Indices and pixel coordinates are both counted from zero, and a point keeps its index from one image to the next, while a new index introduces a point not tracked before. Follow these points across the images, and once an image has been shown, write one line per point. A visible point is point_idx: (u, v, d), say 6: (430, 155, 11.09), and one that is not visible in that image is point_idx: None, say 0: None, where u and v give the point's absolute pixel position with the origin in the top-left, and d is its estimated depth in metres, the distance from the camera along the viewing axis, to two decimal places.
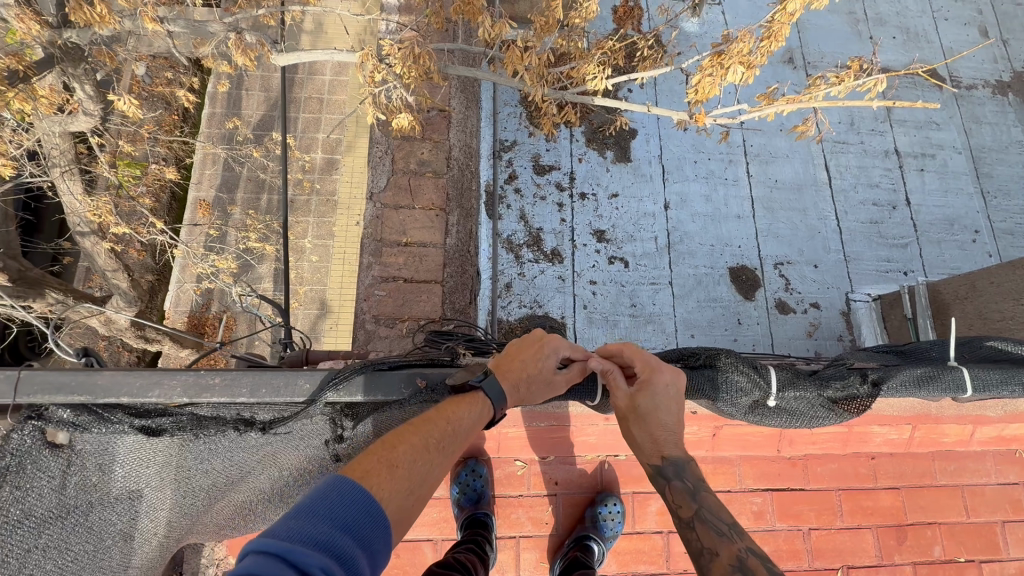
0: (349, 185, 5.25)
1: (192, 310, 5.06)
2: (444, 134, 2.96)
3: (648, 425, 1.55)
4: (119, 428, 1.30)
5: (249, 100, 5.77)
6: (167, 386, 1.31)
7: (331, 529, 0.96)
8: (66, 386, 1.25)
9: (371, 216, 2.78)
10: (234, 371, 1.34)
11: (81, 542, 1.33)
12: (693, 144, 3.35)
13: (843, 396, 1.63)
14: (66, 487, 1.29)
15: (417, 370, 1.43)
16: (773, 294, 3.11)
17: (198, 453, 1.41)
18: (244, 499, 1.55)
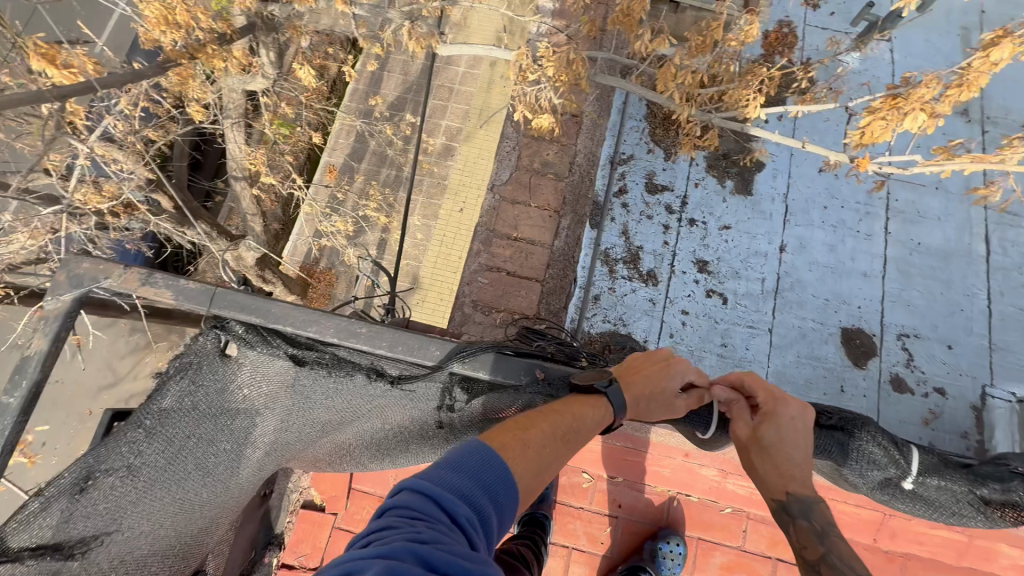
0: (462, 173, 5.49)
1: (304, 261, 5.58)
2: (572, 140, 3.12)
3: (773, 459, 1.49)
4: (276, 351, 1.49)
5: (389, 81, 6.24)
6: (322, 324, 1.49)
7: (473, 485, 1.04)
8: (247, 307, 1.48)
9: (488, 206, 2.99)
10: (378, 324, 1.49)
11: (224, 444, 1.50)
12: (826, 188, 3.07)
13: (999, 499, 1.55)
14: (225, 392, 1.49)
15: (538, 362, 1.48)
16: (889, 367, 2.76)
17: (328, 393, 1.51)
18: (356, 450, 1.61)
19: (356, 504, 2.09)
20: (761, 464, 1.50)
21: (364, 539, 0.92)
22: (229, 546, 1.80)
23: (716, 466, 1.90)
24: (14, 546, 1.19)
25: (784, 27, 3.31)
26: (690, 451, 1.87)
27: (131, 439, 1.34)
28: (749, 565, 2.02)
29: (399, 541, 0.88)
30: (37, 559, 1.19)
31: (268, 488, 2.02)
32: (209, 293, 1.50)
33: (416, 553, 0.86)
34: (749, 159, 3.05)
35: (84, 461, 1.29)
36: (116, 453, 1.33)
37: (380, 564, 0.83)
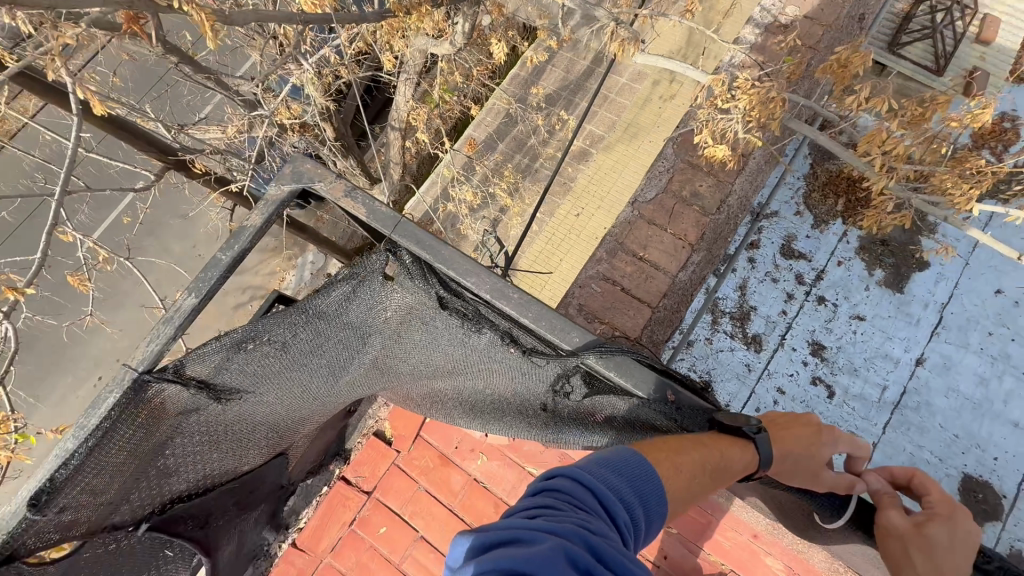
0: (592, 179, 5.47)
1: (423, 217, 5.94)
2: (731, 178, 2.81)
3: (937, 559, 1.28)
4: (430, 290, 1.45)
5: (550, 75, 6.41)
6: (480, 278, 1.40)
7: (633, 495, 1.07)
8: (423, 243, 1.42)
9: (624, 218, 2.90)
10: (528, 295, 1.37)
11: (354, 349, 1.60)
12: (997, 313, 2.64)
13: None
14: (373, 308, 1.53)
15: (671, 382, 1.32)
16: (1011, 538, 2.35)
17: (458, 344, 1.50)
18: (455, 396, 1.65)
19: (419, 451, 2.19)
20: (920, 561, 1.27)
21: (527, 512, 0.97)
22: (309, 440, 1.97)
23: (784, 561, 1.87)
24: (186, 372, 1.39)
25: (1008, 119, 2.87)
26: (759, 533, 1.89)
27: (290, 322, 1.46)
28: None
29: (569, 522, 0.92)
30: (196, 390, 1.40)
31: (353, 406, 2.25)
32: (392, 218, 1.45)
33: (586, 539, 0.89)
34: (912, 254, 2.74)
35: (253, 325, 1.43)
36: (278, 328, 1.46)
37: (554, 540, 0.86)
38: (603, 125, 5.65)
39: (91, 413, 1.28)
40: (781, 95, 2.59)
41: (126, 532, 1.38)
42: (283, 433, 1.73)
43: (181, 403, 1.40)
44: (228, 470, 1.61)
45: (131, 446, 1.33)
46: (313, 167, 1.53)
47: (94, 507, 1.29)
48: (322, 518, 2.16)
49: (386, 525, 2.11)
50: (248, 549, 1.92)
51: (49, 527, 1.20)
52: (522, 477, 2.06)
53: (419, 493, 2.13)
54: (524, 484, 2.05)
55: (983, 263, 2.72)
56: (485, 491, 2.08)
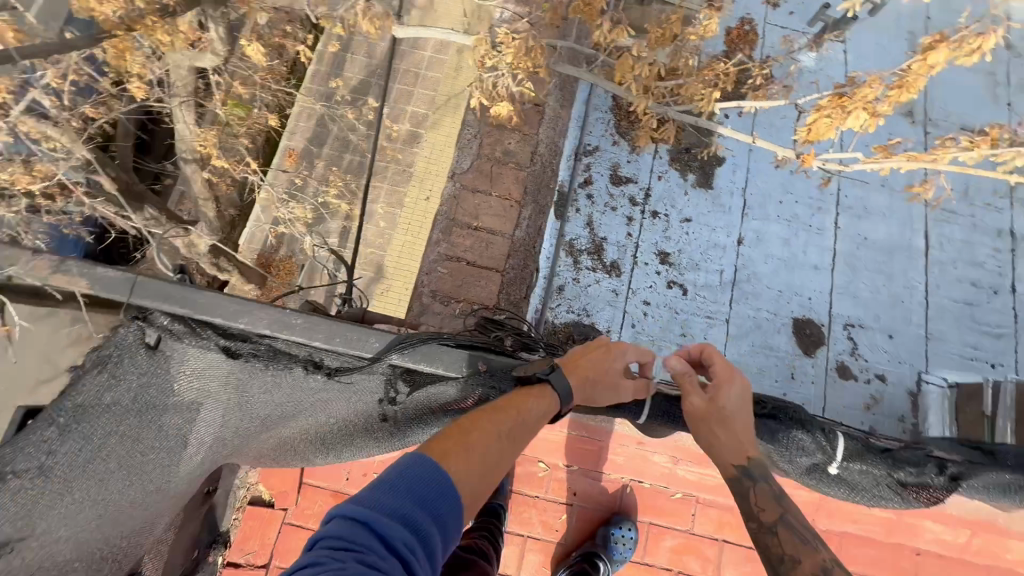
0: (429, 160, 5.34)
1: (263, 249, 5.27)
2: (534, 129, 3.08)
3: (730, 425, 1.52)
4: (207, 344, 1.40)
5: (352, 63, 5.91)
6: (255, 316, 1.40)
7: (411, 505, 1.04)
8: (175, 297, 1.37)
9: (448, 194, 2.94)
10: (317, 315, 1.40)
11: (150, 435, 1.41)
12: (781, 183, 3.16)
13: (914, 481, 1.59)
14: (151, 385, 1.38)
15: (480, 353, 1.44)
16: (836, 355, 2.90)
17: (261, 384, 1.43)
18: (289, 436, 1.54)
19: (308, 497, 2.03)
20: (721, 434, 1.51)
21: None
22: (168, 542, 1.74)
23: (667, 454, 1.96)
24: None
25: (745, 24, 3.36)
26: (642, 438, 1.92)
27: (42, 437, 1.22)
28: (698, 548, 2.09)
29: None
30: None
31: (213, 486, 1.93)
32: (133, 283, 1.37)
33: None
34: (709, 153, 3.11)
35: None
36: (26, 454, 1.21)
37: None
38: (422, 103, 5.48)
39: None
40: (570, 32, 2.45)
41: None
42: (109, 558, 1.49)
43: None
44: None
45: None
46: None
47: None
48: None
49: None
50: None
51: None
52: None
53: None
54: None
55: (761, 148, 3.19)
56: None
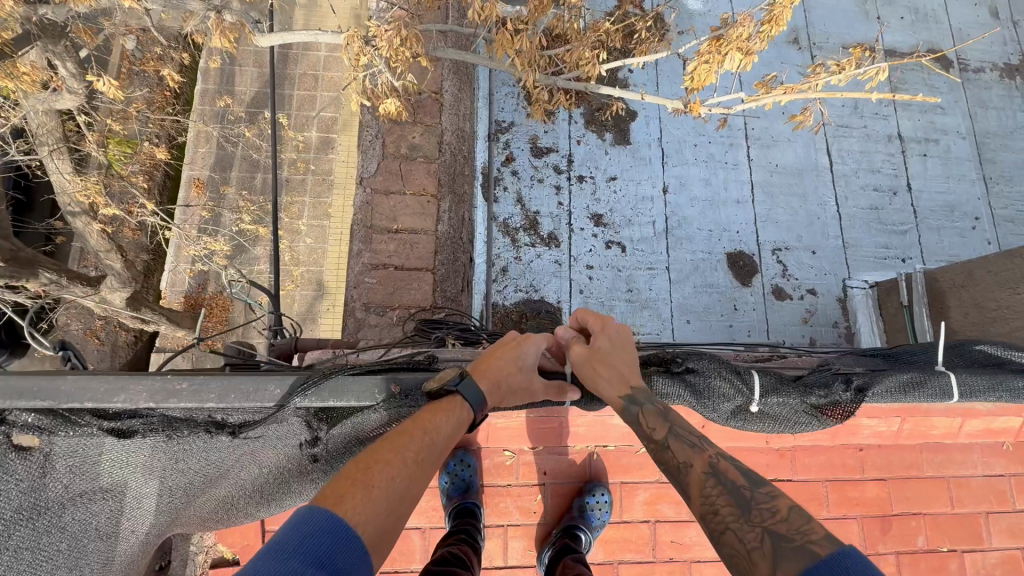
0: (345, 164, 5.10)
1: (187, 292, 4.89)
2: (436, 118, 2.92)
3: (611, 362, 1.58)
4: (89, 431, 1.19)
5: (242, 76, 5.47)
6: (133, 391, 1.18)
7: (300, 566, 0.91)
8: (29, 391, 1.12)
9: (361, 201, 2.76)
10: (203, 375, 1.21)
11: (55, 543, 1.21)
12: (692, 127, 3.25)
13: (826, 403, 1.54)
14: (38, 488, 1.18)
15: (392, 374, 1.33)
16: (770, 280, 3.07)
17: (172, 454, 1.28)
18: (226, 494, 1.40)
19: None
20: (603, 371, 1.55)
21: None
22: None
23: None
24: None
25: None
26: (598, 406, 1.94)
27: None
28: (670, 494, 2.17)
29: None
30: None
31: (165, 560, 1.88)
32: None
33: None
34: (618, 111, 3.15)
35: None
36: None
37: None
38: (327, 107, 5.20)
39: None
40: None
41: None
42: None
43: None
44: None
45: None
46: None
47: None
48: None
49: None
50: None
51: None
52: None
53: None
54: None
55: (668, 90, 3.27)
56: None
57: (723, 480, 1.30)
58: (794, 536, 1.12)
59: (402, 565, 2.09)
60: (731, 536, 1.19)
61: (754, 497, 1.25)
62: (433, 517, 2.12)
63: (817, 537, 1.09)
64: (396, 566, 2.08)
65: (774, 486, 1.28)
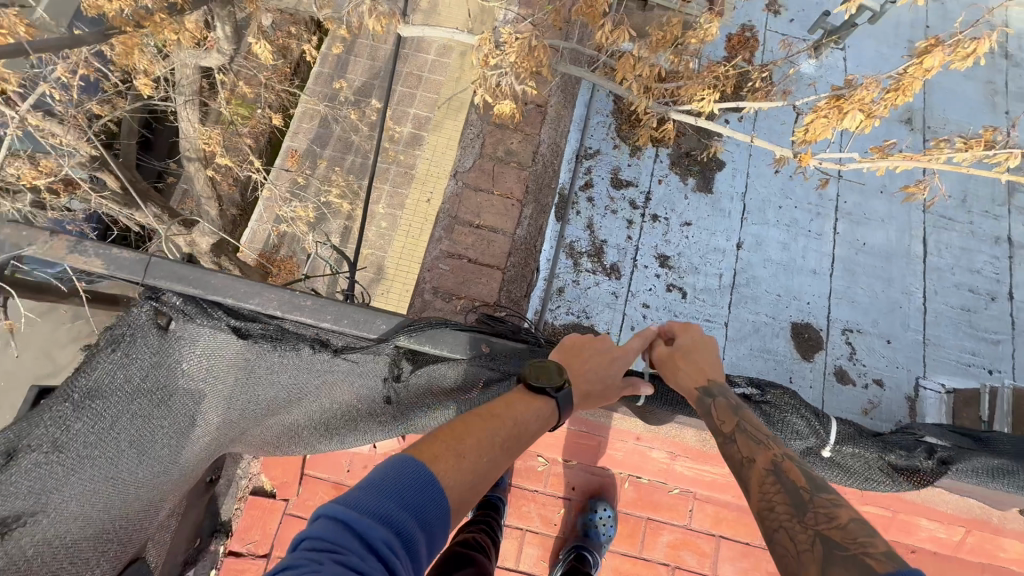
0: (429, 162, 5.35)
1: (264, 249, 5.24)
2: (537, 129, 3.03)
3: (690, 359, 1.68)
4: (218, 325, 1.33)
5: (356, 65, 5.90)
6: (265, 297, 1.38)
7: (394, 508, 0.99)
8: (187, 278, 1.35)
9: (451, 191, 2.91)
10: (325, 297, 1.39)
11: (156, 418, 1.36)
12: (780, 189, 3.19)
13: (906, 466, 1.49)
14: (159, 367, 1.32)
15: (482, 336, 1.42)
16: (834, 359, 2.92)
17: (269, 368, 1.39)
18: (293, 422, 1.49)
19: (309, 490, 2.06)
20: (683, 367, 1.64)
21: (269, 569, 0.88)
22: (169, 534, 1.71)
23: (666, 449, 1.98)
24: None
25: (750, 34, 3.42)
26: (641, 433, 1.92)
27: (57, 414, 1.19)
28: (694, 543, 2.14)
29: None
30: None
31: (215, 473, 1.93)
32: (140, 264, 1.35)
33: None
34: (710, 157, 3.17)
35: (7, 433, 1.15)
36: (41, 426, 1.17)
37: None
38: (425, 106, 5.49)
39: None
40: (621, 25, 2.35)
41: None
42: (127, 544, 1.43)
43: None
44: None
45: None
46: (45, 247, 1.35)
47: None
48: None
49: None
50: None
51: None
52: None
53: None
54: None
55: (761, 152, 3.25)
56: None
57: (782, 479, 1.24)
58: (848, 545, 1.05)
59: None
60: (783, 536, 1.13)
61: (811, 501, 1.19)
62: None
63: (873, 550, 1.01)
64: None
65: (839, 497, 1.21)
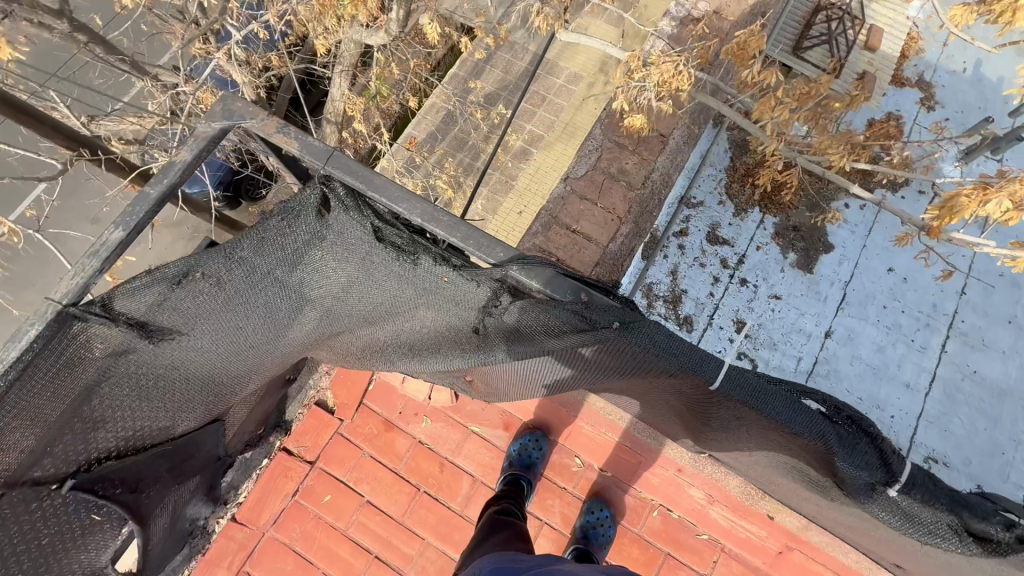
0: (532, 178, 5.59)
1: None
2: (654, 155, 3.05)
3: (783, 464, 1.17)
4: (365, 223, 1.21)
5: (489, 74, 6.34)
6: (411, 204, 1.24)
7: None
8: (355, 172, 1.24)
9: (557, 193, 3.06)
10: (459, 216, 1.21)
11: (280, 296, 1.34)
12: (890, 288, 3.02)
13: (979, 531, 1.15)
14: (306, 252, 1.26)
15: (586, 287, 1.15)
16: None
17: (384, 285, 1.31)
18: (382, 338, 1.52)
19: (362, 418, 2.28)
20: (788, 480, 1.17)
21: None
22: (245, 411, 1.92)
23: (704, 490, 2.10)
24: (116, 308, 1.14)
25: (894, 120, 3.30)
26: (683, 467, 2.09)
27: (223, 260, 1.19)
28: None
29: None
30: (127, 328, 1.15)
31: (292, 374, 2.09)
32: (323, 150, 1.26)
33: None
34: (816, 234, 3.07)
35: (186, 256, 1.16)
36: (213, 262, 1.18)
37: None
38: (542, 125, 5.74)
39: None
40: (771, 70, 2.39)
41: (47, 491, 1.23)
42: (217, 393, 1.58)
43: (107, 347, 1.16)
44: (161, 429, 1.49)
45: (55, 385, 1.10)
46: (244, 103, 1.28)
47: (50, 465, 1.22)
48: (264, 490, 2.18)
49: (330, 493, 2.20)
50: (182, 524, 1.86)
51: None
52: (466, 435, 2.27)
53: (364, 459, 2.23)
54: (468, 441, 2.26)
55: (877, 243, 3.10)
56: (430, 452, 2.24)
57: None
58: None
59: (444, 497, 2.19)
60: None
61: None
62: (489, 474, 2.20)
63: None
64: (437, 494, 2.19)
65: None
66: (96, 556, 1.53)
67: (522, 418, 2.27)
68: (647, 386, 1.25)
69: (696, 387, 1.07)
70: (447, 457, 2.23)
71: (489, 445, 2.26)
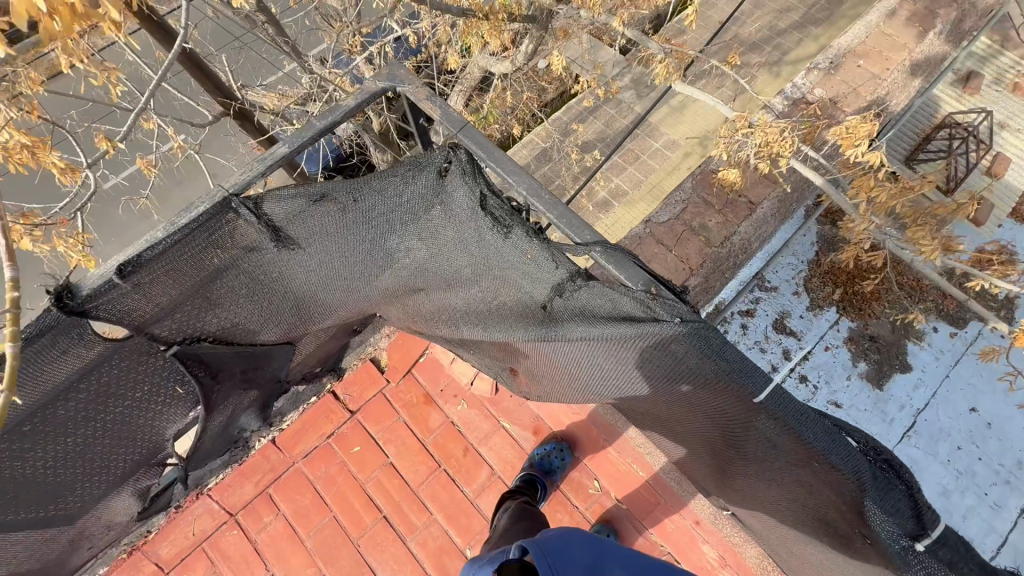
0: (607, 230, 5.68)
1: None
2: (738, 220, 3.09)
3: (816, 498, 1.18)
4: (476, 186, 1.38)
5: (591, 125, 6.64)
6: (520, 181, 1.41)
7: None
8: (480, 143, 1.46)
9: (635, 233, 3.16)
10: (558, 201, 1.37)
11: (384, 238, 1.54)
12: (945, 424, 3.39)
13: None
14: (420, 204, 1.45)
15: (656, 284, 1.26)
16: None
17: (473, 250, 1.46)
18: (454, 303, 1.67)
19: (407, 384, 2.43)
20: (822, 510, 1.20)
21: None
22: (314, 344, 2.12)
23: (718, 550, 2.04)
24: (263, 208, 1.36)
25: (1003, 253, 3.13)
26: (701, 520, 2.07)
27: (353, 191, 1.39)
28: None
29: None
30: (263, 227, 1.38)
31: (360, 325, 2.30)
32: (459, 120, 1.49)
33: None
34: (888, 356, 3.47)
35: (326, 180, 1.38)
36: (344, 190, 1.39)
37: None
38: (630, 182, 5.91)
39: (161, 227, 1.31)
40: (878, 154, 2.43)
41: (157, 349, 1.46)
42: (302, 316, 1.80)
43: (243, 239, 1.38)
44: (249, 332, 1.70)
45: (198, 257, 1.33)
46: (407, 72, 1.57)
47: (167, 327, 1.44)
48: (304, 424, 2.37)
49: (360, 445, 2.34)
50: (232, 429, 2.04)
51: (121, 306, 1.27)
52: (495, 428, 2.36)
53: (398, 424, 2.36)
54: (496, 435, 2.35)
55: (935, 378, 3.49)
56: (458, 435, 2.33)
57: None
58: None
59: (461, 479, 2.27)
60: None
61: None
62: (508, 471, 2.26)
63: None
64: (456, 476, 2.27)
65: None
66: (165, 427, 1.76)
67: (552, 427, 2.33)
68: (683, 403, 1.30)
69: (739, 403, 1.12)
70: (473, 443, 2.32)
71: (516, 444, 2.32)
